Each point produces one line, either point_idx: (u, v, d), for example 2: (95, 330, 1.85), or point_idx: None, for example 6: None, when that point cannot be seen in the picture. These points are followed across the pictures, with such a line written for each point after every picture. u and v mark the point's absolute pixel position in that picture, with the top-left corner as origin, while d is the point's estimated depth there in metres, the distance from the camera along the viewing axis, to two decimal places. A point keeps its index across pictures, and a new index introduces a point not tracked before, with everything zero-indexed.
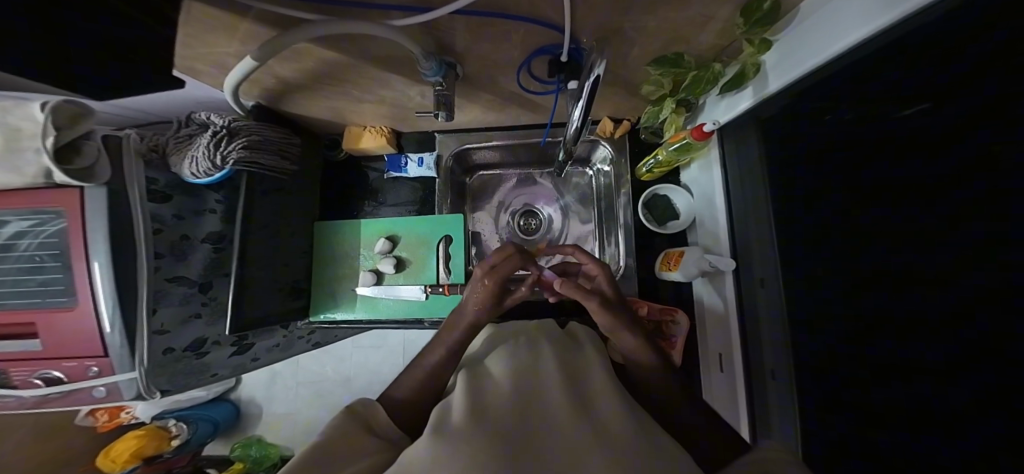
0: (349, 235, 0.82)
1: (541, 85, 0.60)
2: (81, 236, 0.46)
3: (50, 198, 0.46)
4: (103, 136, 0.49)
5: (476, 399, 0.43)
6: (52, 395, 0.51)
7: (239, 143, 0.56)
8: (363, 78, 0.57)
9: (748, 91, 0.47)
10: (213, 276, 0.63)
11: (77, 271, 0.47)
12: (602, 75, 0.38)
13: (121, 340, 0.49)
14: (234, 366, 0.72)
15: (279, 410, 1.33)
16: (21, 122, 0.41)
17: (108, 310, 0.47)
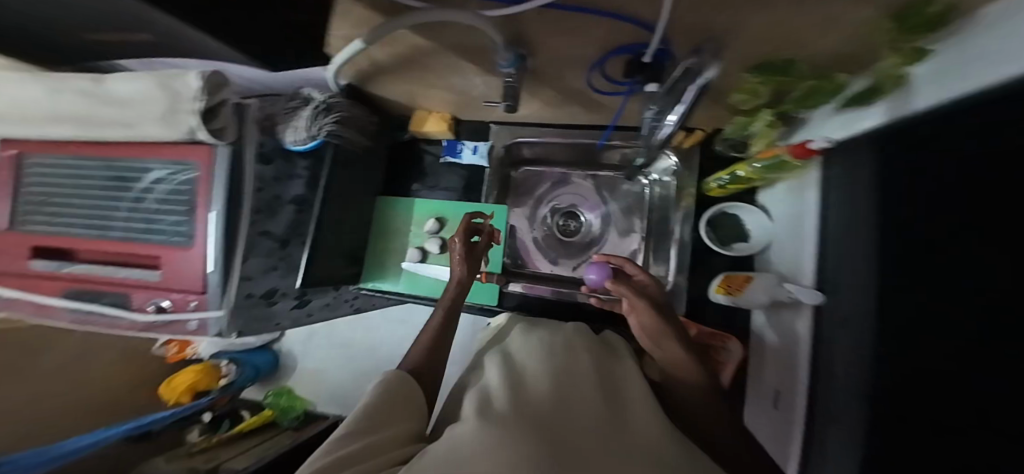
0: (402, 213, 0.87)
1: (611, 85, 0.55)
2: (207, 188, 0.57)
3: (185, 152, 0.57)
4: (235, 105, 0.59)
5: (511, 391, 0.43)
6: (158, 322, 0.61)
7: (331, 117, 0.65)
8: (441, 65, 0.60)
9: (881, 105, 0.36)
10: (293, 237, 0.71)
11: (200, 215, 0.57)
12: (712, 80, 0.35)
13: (217, 279, 0.58)
14: (292, 319, 0.81)
15: (311, 366, 1.43)
16: (183, 90, 0.51)
17: (214, 251, 0.57)
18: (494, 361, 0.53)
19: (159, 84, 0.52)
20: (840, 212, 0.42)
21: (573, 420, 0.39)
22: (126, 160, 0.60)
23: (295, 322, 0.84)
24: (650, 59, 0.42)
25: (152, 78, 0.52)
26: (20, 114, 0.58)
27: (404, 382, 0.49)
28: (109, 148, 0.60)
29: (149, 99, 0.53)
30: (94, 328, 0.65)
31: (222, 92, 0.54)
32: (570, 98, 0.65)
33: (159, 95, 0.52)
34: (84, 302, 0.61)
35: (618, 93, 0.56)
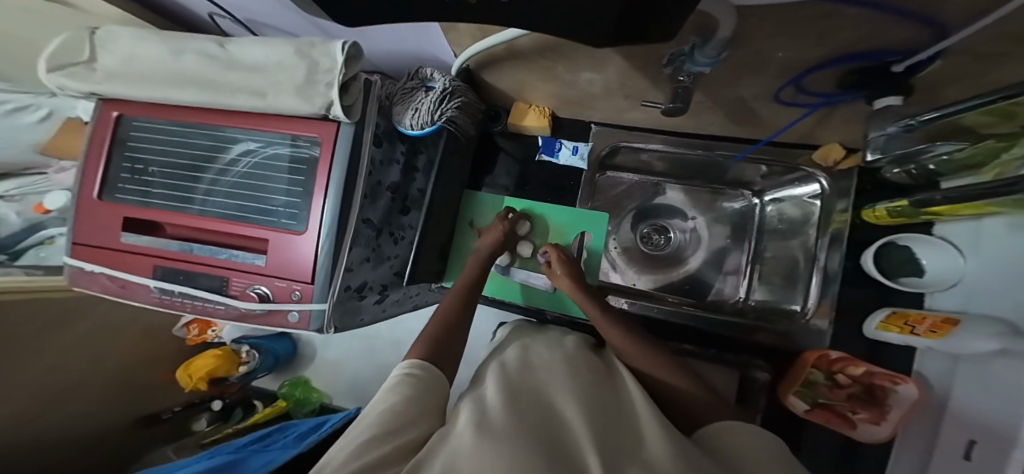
0: (489, 208, 0.84)
1: (804, 98, 0.49)
2: (326, 167, 0.46)
3: (308, 126, 0.47)
4: (364, 81, 0.48)
5: (510, 392, 0.42)
6: (256, 312, 0.51)
7: (453, 103, 0.60)
8: (587, 59, 0.56)
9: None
10: (385, 227, 0.63)
11: (315, 198, 0.47)
12: None
13: (326, 271, 0.48)
14: (373, 310, 0.71)
15: (330, 356, 1.28)
16: (320, 58, 0.43)
17: (325, 240, 0.47)
18: (493, 370, 0.50)
19: (298, 52, 0.44)
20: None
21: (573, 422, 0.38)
22: (222, 129, 0.54)
23: (374, 318, 0.74)
24: (898, 69, 0.36)
25: (290, 45, 0.45)
26: (129, 75, 0.53)
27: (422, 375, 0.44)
28: (204, 115, 0.53)
29: (287, 66, 0.44)
30: (184, 313, 0.57)
31: (355, 67, 0.44)
32: (720, 106, 0.60)
33: (299, 64, 0.44)
34: (177, 284, 0.54)
35: (800, 106, 0.52)
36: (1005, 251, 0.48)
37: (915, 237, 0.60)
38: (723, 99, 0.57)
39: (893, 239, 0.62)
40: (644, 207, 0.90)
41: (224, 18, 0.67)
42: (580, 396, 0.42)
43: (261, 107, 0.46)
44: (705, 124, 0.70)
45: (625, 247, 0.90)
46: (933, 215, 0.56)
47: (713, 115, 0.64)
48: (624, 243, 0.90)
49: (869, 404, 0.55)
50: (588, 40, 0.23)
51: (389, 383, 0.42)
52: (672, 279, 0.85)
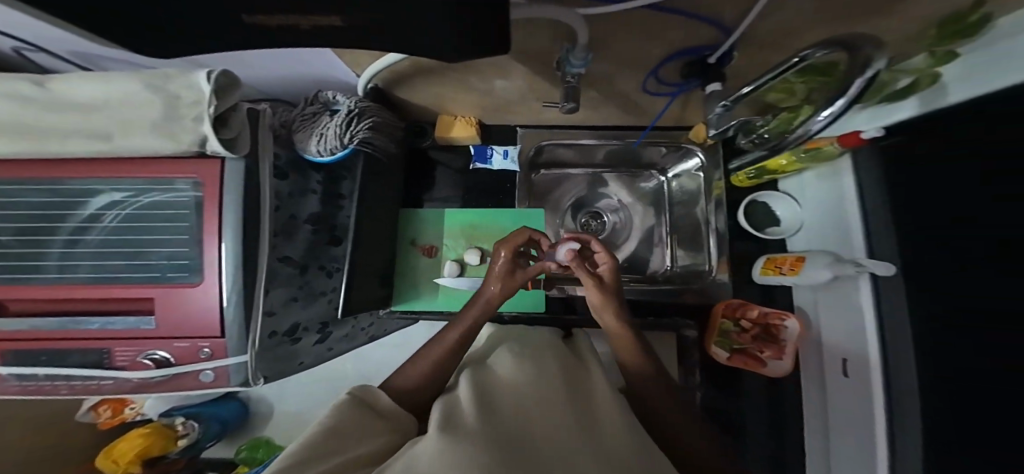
0: (432, 223, 0.84)
1: (661, 87, 0.63)
2: (215, 210, 0.43)
3: (183, 167, 0.42)
4: (247, 109, 0.46)
5: (480, 397, 0.43)
6: (156, 379, 0.46)
7: (366, 123, 0.56)
8: (492, 68, 0.60)
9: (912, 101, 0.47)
10: (310, 260, 0.60)
11: (207, 247, 0.43)
12: (876, 73, 0.34)
13: (237, 321, 0.45)
14: (316, 354, 0.69)
15: (293, 407, 1.14)
16: (181, 90, 0.38)
17: (231, 291, 0.44)
18: (466, 374, 0.51)
19: (150, 85, 0.38)
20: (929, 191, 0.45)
21: (540, 423, 0.39)
22: (64, 183, 0.44)
23: (315, 359, 0.71)
24: (714, 61, 0.50)
25: (137, 78, 0.38)
26: None
27: (376, 395, 0.46)
28: (31, 167, 0.43)
29: (137, 104, 0.38)
30: (60, 395, 0.48)
31: (233, 96, 0.42)
32: (613, 98, 0.71)
33: (153, 99, 0.38)
34: (40, 367, 0.45)
35: (660, 94, 0.65)
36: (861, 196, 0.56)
37: (768, 193, 0.72)
38: (610, 95, 0.69)
39: (756, 197, 0.72)
40: (578, 199, 0.95)
41: (37, 53, 0.59)
42: (545, 393, 0.44)
43: (111, 150, 0.40)
44: (613, 113, 0.77)
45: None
46: (772, 174, 0.68)
47: (612, 103, 0.72)
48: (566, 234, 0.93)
49: (773, 344, 0.63)
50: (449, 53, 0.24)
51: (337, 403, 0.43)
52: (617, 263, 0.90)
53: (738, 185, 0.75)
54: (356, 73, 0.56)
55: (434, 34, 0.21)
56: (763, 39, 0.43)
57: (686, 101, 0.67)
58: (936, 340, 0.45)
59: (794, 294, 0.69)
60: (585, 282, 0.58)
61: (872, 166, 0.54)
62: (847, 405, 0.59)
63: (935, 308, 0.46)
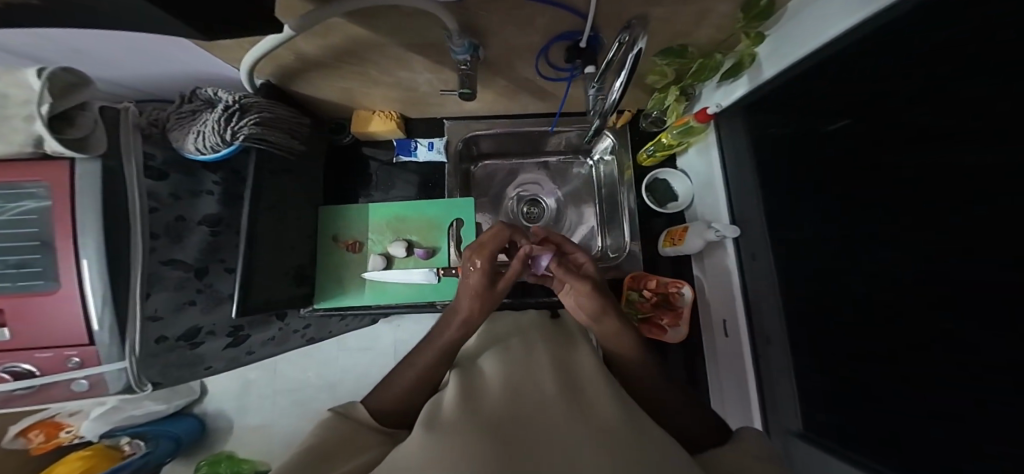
0: (356, 219, 0.82)
1: (557, 72, 0.66)
2: (69, 216, 0.41)
3: (26, 171, 0.40)
4: (100, 108, 0.44)
5: (467, 395, 0.46)
6: (18, 392, 0.45)
7: (251, 119, 0.55)
8: (388, 59, 0.60)
9: (743, 80, 0.55)
10: (212, 263, 0.58)
11: (61, 257, 0.41)
12: (643, 50, 0.38)
13: (110, 327, 0.43)
14: (229, 359, 0.69)
15: (253, 422, 1.09)
16: (7, 89, 0.36)
17: (97, 304, 0.42)
18: (453, 376, 0.53)
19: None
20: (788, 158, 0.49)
21: (528, 412, 0.41)
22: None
23: (228, 366, 0.71)
24: (585, 46, 0.53)
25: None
26: None
27: (358, 409, 0.50)
28: None
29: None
30: None
31: (80, 94, 0.40)
32: (522, 85, 0.72)
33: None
34: None
35: (560, 79, 0.68)
36: (734, 168, 0.61)
37: (668, 171, 0.77)
38: (518, 82, 0.71)
39: (655, 174, 0.77)
40: (523, 188, 0.95)
41: None
42: (528, 382, 0.48)
43: None
44: (529, 100, 0.79)
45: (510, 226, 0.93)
46: (666, 152, 0.73)
47: (523, 90, 0.74)
48: (508, 220, 0.93)
49: (671, 311, 0.69)
50: (228, 34, 0.24)
51: (321, 420, 0.47)
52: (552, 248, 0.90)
53: (644, 165, 0.79)
54: (235, 68, 0.54)
55: (161, 25, 0.21)
56: (620, 13, 0.45)
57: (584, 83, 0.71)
58: (803, 296, 0.50)
59: (693, 267, 0.75)
60: (580, 283, 0.57)
61: (744, 139, 0.59)
62: (727, 358, 0.65)
63: (795, 262, 0.51)
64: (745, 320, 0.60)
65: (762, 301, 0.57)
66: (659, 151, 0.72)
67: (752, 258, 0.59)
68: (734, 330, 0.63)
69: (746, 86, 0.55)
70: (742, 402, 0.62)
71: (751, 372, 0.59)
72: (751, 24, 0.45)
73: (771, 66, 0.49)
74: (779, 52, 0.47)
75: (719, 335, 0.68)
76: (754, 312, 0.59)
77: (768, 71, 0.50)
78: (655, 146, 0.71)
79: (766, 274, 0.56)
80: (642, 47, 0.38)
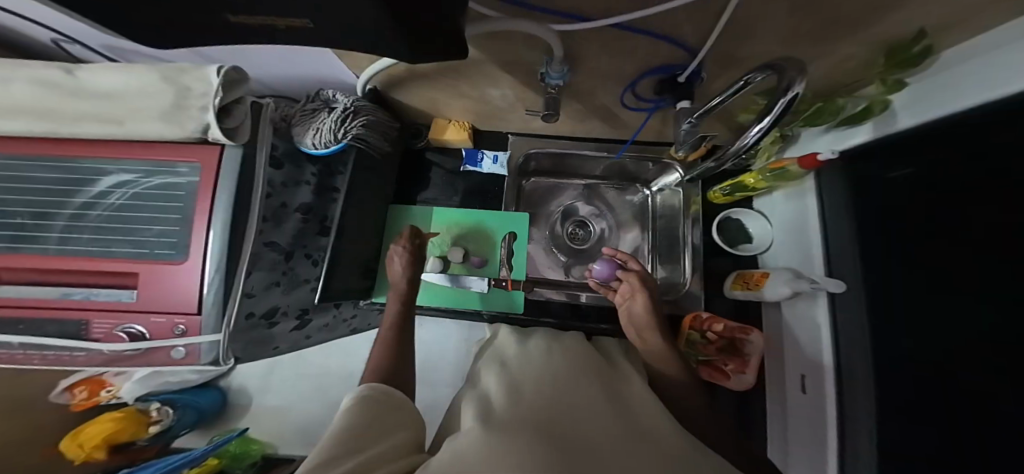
0: (419, 221, 0.85)
1: (641, 103, 0.67)
2: (210, 194, 0.45)
3: (185, 152, 0.46)
4: (251, 102, 0.49)
5: (513, 396, 0.42)
6: (128, 352, 0.49)
7: (360, 121, 0.60)
8: (482, 75, 0.63)
9: (867, 126, 0.51)
10: (297, 249, 0.61)
11: (195, 229, 0.45)
12: (799, 95, 0.39)
13: (216, 301, 0.47)
14: (291, 341, 0.72)
15: (271, 402, 1.07)
16: (193, 82, 0.42)
17: (211, 274, 0.46)
18: (492, 375, 0.50)
19: (166, 77, 0.42)
20: (894, 211, 0.48)
21: (581, 425, 0.36)
22: (74, 161, 0.47)
23: (289, 347, 0.75)
24: (683, 81, 0.54)
25: (156, 71, 0.42)
26: None
27: (391, 397, 0.41)
28: (51, 147, 0.47)
29: (153, 92, 0.42)
30: (32, 363, 0.53)
31: (240, 89, 0.45)
32: (598, 110, 0.74)
33: (167, 89, 0.42)
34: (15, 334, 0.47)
35: (640, 110, 0.70)
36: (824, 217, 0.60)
37: (744, 211, 0.77)
38: (595, 107, 0.73)
39: (728, 214, 0.76)
40: (573, 205, 0.95)
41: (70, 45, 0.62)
42: (576, 387, 0.44)
43: (119, 134, 0.44)
44: (599, 125, 0.81)
45: (558, 243, 0.93)
46: (747, 193, 0.72)
47: (598, 115, 0.76)
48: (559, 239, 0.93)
49: (739, 359, 0.68)
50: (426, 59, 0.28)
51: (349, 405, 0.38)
52: None
53: (715, 203, 0.80)
54: (356, 74, 0.59)
55: (389, 53, 0.25)
56: (729, 51, 0.47)
57: (664, 116, 0.71)
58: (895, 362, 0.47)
59: (764, 312, 0.73)
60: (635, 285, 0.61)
61: (843, 187, 0.55)
62: (803, 418, 0.62)
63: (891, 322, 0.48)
64: (833, 377, 0.55)
65: (849, 355, 0.52)
66: (738, 192, 0.72)
67: (845, 319, 0.53)
68: (815, 388, 0.59)
69: (866, 135, 0.51)
70: (813, 462, 0.59)
71: (832, 435, 0.55)
72: (891, 70, 0.44)
73: (913, 114, 0.44)
74: (920, 101, 0.43)
75: (793, 389, 0.65)
76: (842, 371, 0.54)
77: (906, 120, 0.45)
78: (733, 187, 0.72)
79: (852, 328, 0.52)
80: (799, 91, 0.39)
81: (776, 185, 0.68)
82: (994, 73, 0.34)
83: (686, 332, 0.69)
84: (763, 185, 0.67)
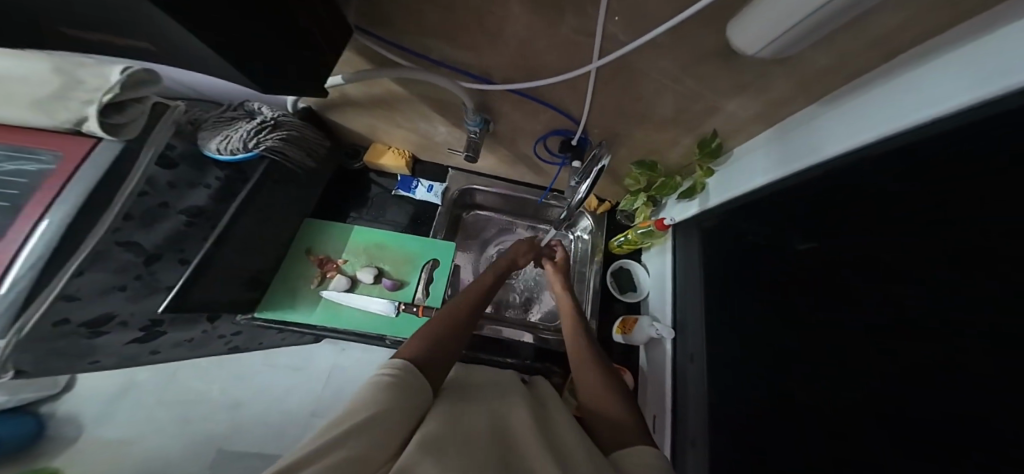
0: (336, 238, 0.84)
1: (551, 157, 0.77)
2: (58, 185, 0.48)
3: (52, 142, 0.50)
4: (154, 103, 0.56)
5: (459, 429, 0.39)
6: None
7: (277, 135, 0.64)
8: (412, 112, 0.69)
9: (696, 201, 0.67)
10: (169, 251, 0.55)
11: (26, 215, 0.46)
12: (604, 166, 0.55)
13: (17, 294, 0.43)
14: (123, 357, 0.56)
15: (112, 436, 0.86)
16: (88, 77, 0.47)
17: (25, 265, 0.44)
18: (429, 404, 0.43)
19: (56, 69, 0.45)
20: (720, 272, 0.61)
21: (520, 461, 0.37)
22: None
23: (119, 363, 0.57)
24: (576, 142, 0.64)
25: (48, 62, 0.45)
26: None
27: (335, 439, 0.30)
28: None
29: (33, 79, 0.45)
30: None
31: (145, 89, 0.52)
32: (521, 159, 0.83)
33: (52, 80, 0.46)
34: None
35: (553, 163, 0.80)
36: (681, 270, 0.72)
37: (632, 262, 0.87)
38: (518, 155, 0.81)
39: (620, 263, 0.86)
40: (499, 249, 0.98)
41: None
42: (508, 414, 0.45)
43: None
44: (526, 172, 0.90)
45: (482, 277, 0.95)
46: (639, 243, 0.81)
47: (522, 165, 0.86)
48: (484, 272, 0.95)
49: None
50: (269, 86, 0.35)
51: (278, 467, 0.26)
52: (517, 308, 0.94)
53: (613, 251, 0.88)
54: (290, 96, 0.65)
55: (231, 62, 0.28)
56: (604, 122, 0.58)
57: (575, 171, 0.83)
58: (722, 401, 0.55)
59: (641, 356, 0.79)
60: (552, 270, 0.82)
61: (693, 251, 0.69)
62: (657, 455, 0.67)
63: (721, 370, 0.57)
64: (672, 414, 0.65)
65: (690, 399, 0.62)
66: (626, 244, 0.82)
67: (688, 359, 0.65)
68: (661, 427, 0.67)
69: (697, 207, 0.67)
70: None
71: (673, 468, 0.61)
72: (704, 160, 0.56)
73: (716, 196, 0.61)
74: (723, 186, 0.60)
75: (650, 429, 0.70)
76: (681, 410, 0.63)
77: (712, 201, 0.62)
78: (623, 238, 0.82)
79: (696, 376, 0.62)
80: (603, 164, 0.55)
81: (649, 243, 0.81)
82: (760, 169, 0.51)
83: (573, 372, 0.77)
84: (637, 241, 0.79)
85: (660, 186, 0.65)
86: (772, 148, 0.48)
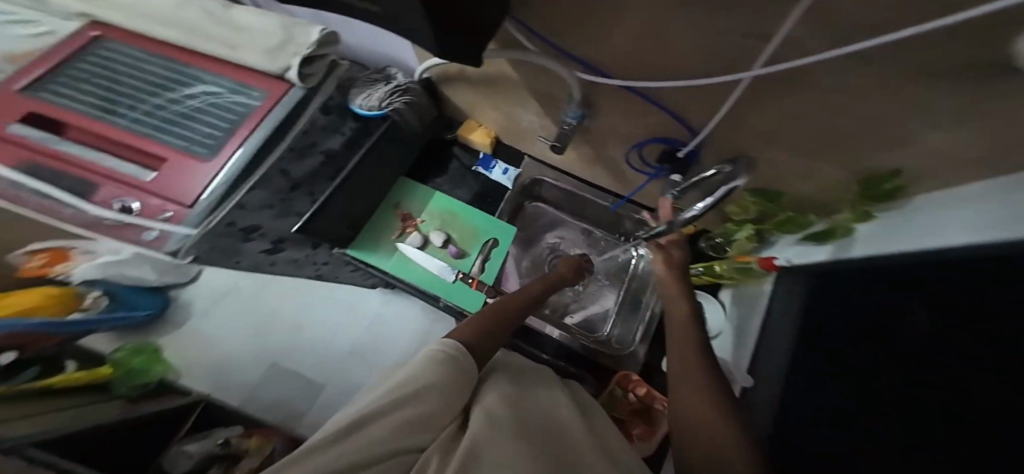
0: (419, 199, 0.90)
1: (643, 165, 0.74)
2: (259, 117, 0.55)
3: (264, 84, 0.58)
4: (332, 62, 0.64)
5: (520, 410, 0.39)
6: (108, 221, 0.49)
7: (404, 98, 0.70)
8: (515, 97, 0.71)
9: (827, 248, 0.55)
10: (304, 185, 0.63)
11: (234, 139, 0.53)
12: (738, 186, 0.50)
13: (214, 195, 0.50)
14: (252, 261, 0.73)
15: (206, 330, 1.04)
16: (298, 34, 0.58)
17: (221, 177, 0.51)
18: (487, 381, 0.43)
19: (284, 25, 0.58)
20: (812, 325, 0.53)
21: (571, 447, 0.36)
22: (193, 70, 0.59)
23: (250, 267, 0.76)
24: (683, 156, 0.60)
25: (279, 21, 0.58)
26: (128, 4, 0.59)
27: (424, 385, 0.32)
28: (176, 53, 0.60)
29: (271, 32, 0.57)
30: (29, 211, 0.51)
31: (328, 48, 0.61)
32: (603, 160, 0.80)
33: (278, 35, 0.57)
34: (28, 176, 0.47)
35: (643, 173, 0.76)
36: (773, 318, 0.64)
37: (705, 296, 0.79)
38: (603, 155, 0.78)
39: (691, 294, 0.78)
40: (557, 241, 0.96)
41: None
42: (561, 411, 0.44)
43: (230, 56, 0.58)
44: (603, 175, 0.87)
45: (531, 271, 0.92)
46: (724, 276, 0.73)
47: (602, 168, 0.84)
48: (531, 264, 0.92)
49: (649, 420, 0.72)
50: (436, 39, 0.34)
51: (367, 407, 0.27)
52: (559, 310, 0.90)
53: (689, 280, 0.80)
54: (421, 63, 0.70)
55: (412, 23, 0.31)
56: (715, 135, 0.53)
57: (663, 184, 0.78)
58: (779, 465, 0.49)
59: None
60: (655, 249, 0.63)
61: (790, 298, 0.61)
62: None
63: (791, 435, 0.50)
64: None
65: None
66: (706, 275, 0.76)
67: (755, 411, 0.58)
68: None
69: (826, 255, 0.55)
70: None
71: None
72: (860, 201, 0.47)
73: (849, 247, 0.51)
74: (871, 238, 0.47)
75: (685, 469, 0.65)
76: None
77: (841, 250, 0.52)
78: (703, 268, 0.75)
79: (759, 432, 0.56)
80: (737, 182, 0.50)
81: (736, 279, 0.73)
82: (938, 229, 0.36)
83: (612, 387, 0.74)
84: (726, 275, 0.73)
85: (783, 220, 0.58)
86: (992, 207, 0.31)
